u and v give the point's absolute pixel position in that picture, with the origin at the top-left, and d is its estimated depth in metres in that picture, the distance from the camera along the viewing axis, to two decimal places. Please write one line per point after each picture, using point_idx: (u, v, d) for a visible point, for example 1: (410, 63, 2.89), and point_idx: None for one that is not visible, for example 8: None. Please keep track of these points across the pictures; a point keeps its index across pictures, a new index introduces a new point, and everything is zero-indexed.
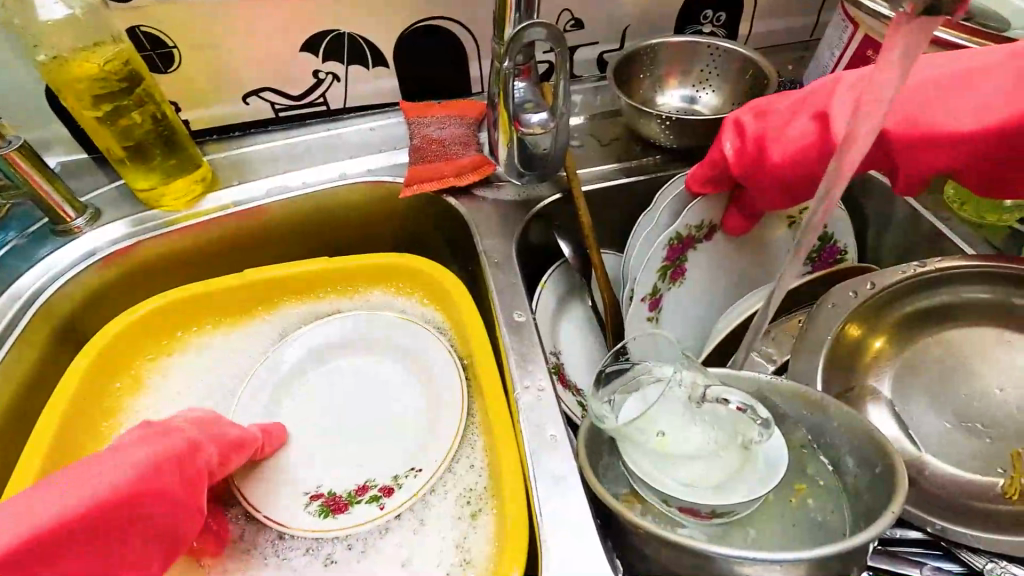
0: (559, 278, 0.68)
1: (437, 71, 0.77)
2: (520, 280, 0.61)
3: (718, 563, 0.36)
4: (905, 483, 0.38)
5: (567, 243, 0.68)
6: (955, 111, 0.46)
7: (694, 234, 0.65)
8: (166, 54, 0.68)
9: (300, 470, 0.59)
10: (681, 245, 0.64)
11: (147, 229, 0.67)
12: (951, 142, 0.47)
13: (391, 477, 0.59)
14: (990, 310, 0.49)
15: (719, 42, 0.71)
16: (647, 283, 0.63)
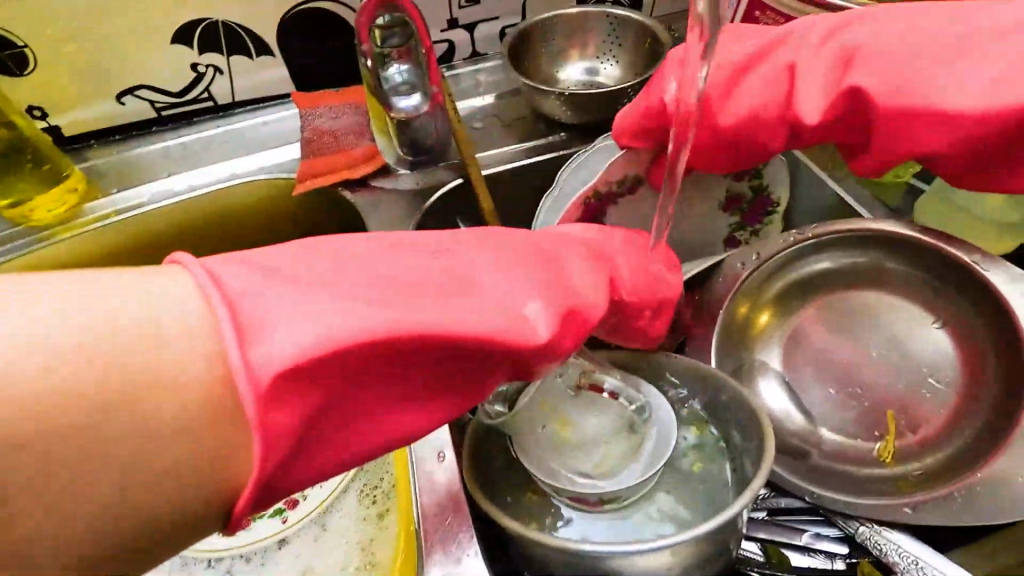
0: None
1: (330, 58, 0.72)
2: None
3: (584, 558, 0.35)
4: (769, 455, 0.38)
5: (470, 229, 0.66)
6: (950, 89, 0.43)
7: (615, 190, 0.60)
8: (18, 55, 0.63)
9: None
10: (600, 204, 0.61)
11: (21, 245, 0.64)
12: (945, 125, 0.43)
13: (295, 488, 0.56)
14: (870, 273, 0.50)
15: (616, 10, 0.69)
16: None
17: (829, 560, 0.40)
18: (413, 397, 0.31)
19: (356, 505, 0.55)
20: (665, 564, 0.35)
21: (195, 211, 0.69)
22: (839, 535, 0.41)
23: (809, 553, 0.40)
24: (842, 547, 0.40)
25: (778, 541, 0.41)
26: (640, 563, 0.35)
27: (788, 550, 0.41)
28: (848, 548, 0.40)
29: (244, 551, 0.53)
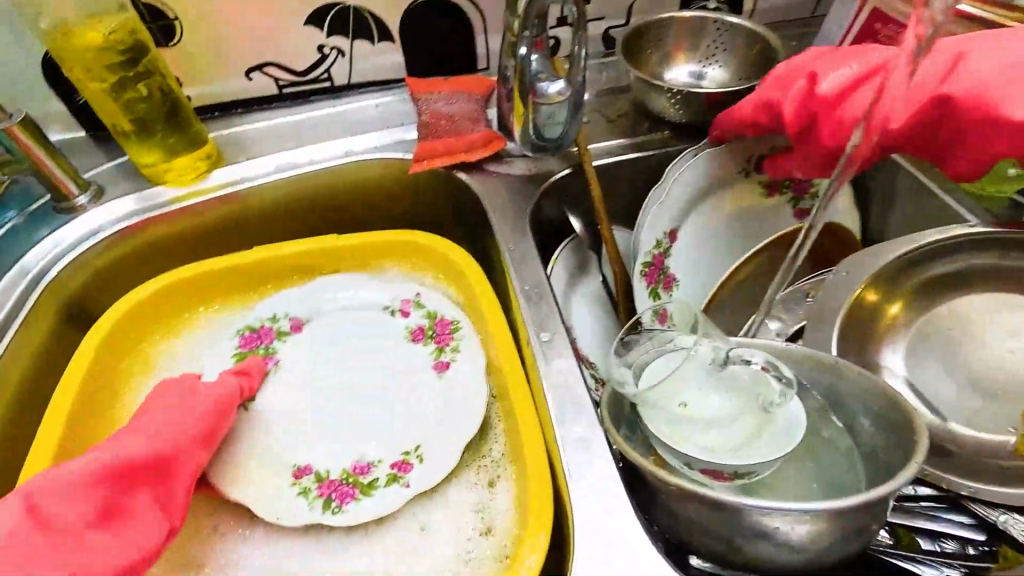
0: (570, 254, 0.68)
1: (445, 47, 0.76)
2: (534, 253, 0.61)
3: (747, 516, 0.36)
4: (926, 441, 0.39)
5: (577, 219, 0.69)
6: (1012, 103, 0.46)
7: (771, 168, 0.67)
8: (167, 28, 0.67)
9: (305, 443, 0.59)
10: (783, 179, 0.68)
11: (154, 206, 0.67)
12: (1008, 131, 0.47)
13: (401, 452, 0.58)
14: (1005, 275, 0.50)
15: (728, 17, 0.71)
16: (650, 242, 0.63)
17: (962, 546, 0.42)
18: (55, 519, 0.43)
19: (468, 471, 0.57)
20: (824, 531, 0.36)
21: (311, 185, 0.72)
22: (972, 523, 0.43)
23: (942, 539, 0.42)
24: (977, 534, 0.42)
25: (911, 527, 0.43)
26: (803, 527, 0.36)
27: (920, 536, 0.43)
28: (984, 536, 0.42)
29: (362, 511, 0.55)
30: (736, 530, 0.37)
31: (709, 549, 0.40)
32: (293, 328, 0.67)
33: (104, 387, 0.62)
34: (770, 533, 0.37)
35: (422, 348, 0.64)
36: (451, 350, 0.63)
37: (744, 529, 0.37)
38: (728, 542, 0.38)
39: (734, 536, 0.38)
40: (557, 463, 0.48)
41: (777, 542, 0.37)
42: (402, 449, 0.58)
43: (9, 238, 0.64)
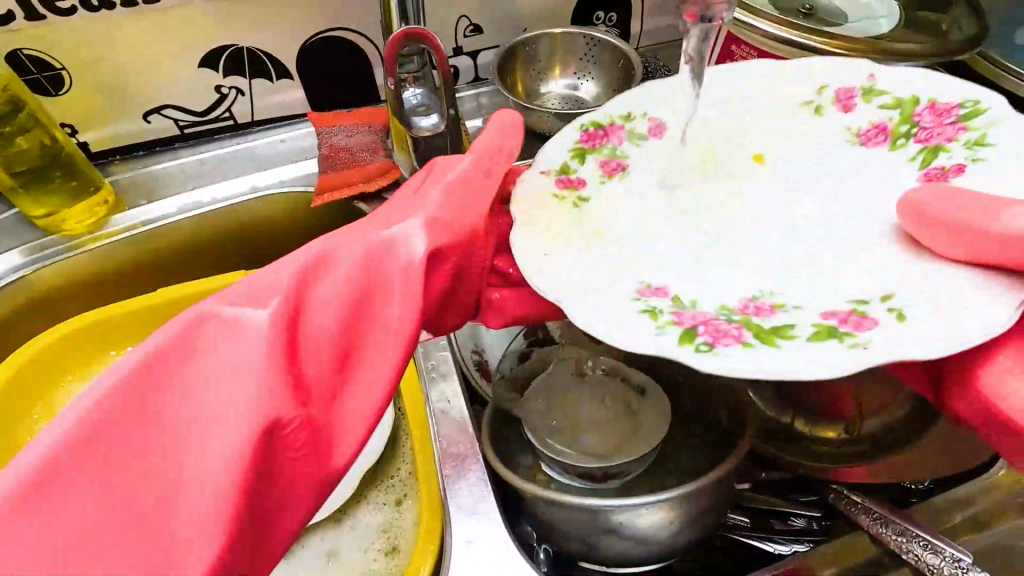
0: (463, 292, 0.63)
1: (345, 82, 0.78)
2: None
3: (592, 513, 0.40)
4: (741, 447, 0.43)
5: None
6: None
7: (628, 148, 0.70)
8: (55, 77, 0.67)
9: None
10: None
11: (49, 255, 0.67)
12: None
13: None
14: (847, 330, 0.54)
15: (594, 32, 0.77)
16: None
17: (808, 522, 0.46)
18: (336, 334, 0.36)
19: (377, 493, 0.59)
20: (662, 520, 0.40)
21: (216, 222, 0.73)
22: (813, 500, 0.47)
23: (788, 515, 0.47)
24: (814, 510, 0.46)
25: (764, 507, 0.47)
26: (641, 518, 0.40)
27: (771, 517, 0.47)
28: (823, 512, 0.47)
29: None
30: (587, 528, 0.41)
31: (573, 550, 0.43)
32: None
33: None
34: (617, 529, 0.41)
35: None
36: None
37: (594, 526, 0.41)
38: (583, 540, 0.42)
39: (589, 536, 0.42)
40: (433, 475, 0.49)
41: (624, 536, 0.41)
42: None
43: None
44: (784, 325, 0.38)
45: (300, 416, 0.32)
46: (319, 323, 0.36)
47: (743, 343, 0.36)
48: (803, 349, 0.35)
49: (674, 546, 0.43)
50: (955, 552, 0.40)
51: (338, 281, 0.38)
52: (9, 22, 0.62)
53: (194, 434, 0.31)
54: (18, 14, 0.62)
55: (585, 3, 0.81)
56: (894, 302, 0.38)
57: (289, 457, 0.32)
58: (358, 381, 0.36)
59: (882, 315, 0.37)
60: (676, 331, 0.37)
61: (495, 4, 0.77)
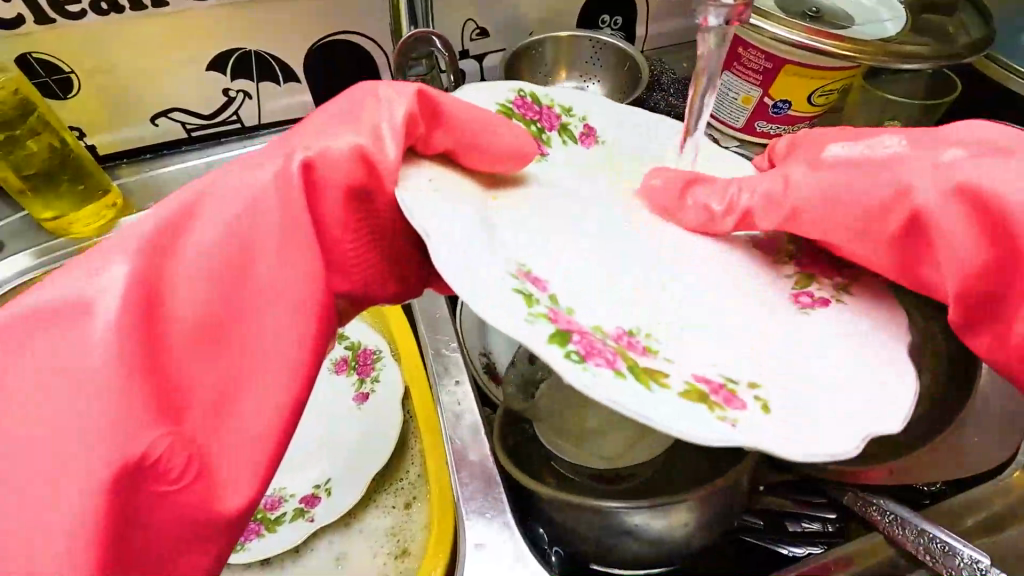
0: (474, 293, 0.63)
1: (352, 85, 0.79)
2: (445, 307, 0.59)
3: (609, 514, 0.40)
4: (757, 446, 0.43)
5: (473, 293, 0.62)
6: None
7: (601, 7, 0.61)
8: (63, 80, 0.67)
9: None
10: None
11: (57, 258, 0.67)
12: None
13: (312, 485, 0.59)
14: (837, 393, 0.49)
15: (601, 36, 0.78)
16: None
17: (822, 525, 0.47)
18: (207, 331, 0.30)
19: (386, 496, 0.59)
20: (677, 523, 0.40)
21: None
22: (828, 503, 0.48)
23: (803, 517, 0.47)
24: (828, 512, 0.47)
25: (776, 510, 0.48)
26: (657, 520, 0.40)
27: (787, 519, 0.48)
28: (837, 514, 0.47)
29: (275, 552, 0.55)
30: (603, 530, 0.41)
31: (588, 552, 0.43)
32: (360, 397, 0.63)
33: None
34: (632, 530, 0.41)
35: (344, 379, 0.64)
36: (371, 381, 0.64)
37: (609, 528, 0.41)
38: (598, 542, 0.42)
39: (604, 537, 0.41)
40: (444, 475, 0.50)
41: (638, 538, 0.41)
42: (313, 483, 0.59)
43: None
44: (659, 369, 0.31)
45: (169, 438, 0.28)
46: (182, 313, 0.30)
47: (616, 371, 0.29)
48: (672, 408, 0.28)
49: (689, 548, 0.42)
50: (974, 553, 0.40)
51: (202, 256, 0.31)
52: (19, 26, 0.62)
53: (32, 459, 0.26)
54: (28, 18, 0.61)
55: (591, 7, 0.81)
56: (762, 391, 0.32)
57: (167, 486, 0.28)
58: (242, 384, 0.30)
59: (748, 401, 0.31)
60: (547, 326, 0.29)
61: (502, 7, 0.77)
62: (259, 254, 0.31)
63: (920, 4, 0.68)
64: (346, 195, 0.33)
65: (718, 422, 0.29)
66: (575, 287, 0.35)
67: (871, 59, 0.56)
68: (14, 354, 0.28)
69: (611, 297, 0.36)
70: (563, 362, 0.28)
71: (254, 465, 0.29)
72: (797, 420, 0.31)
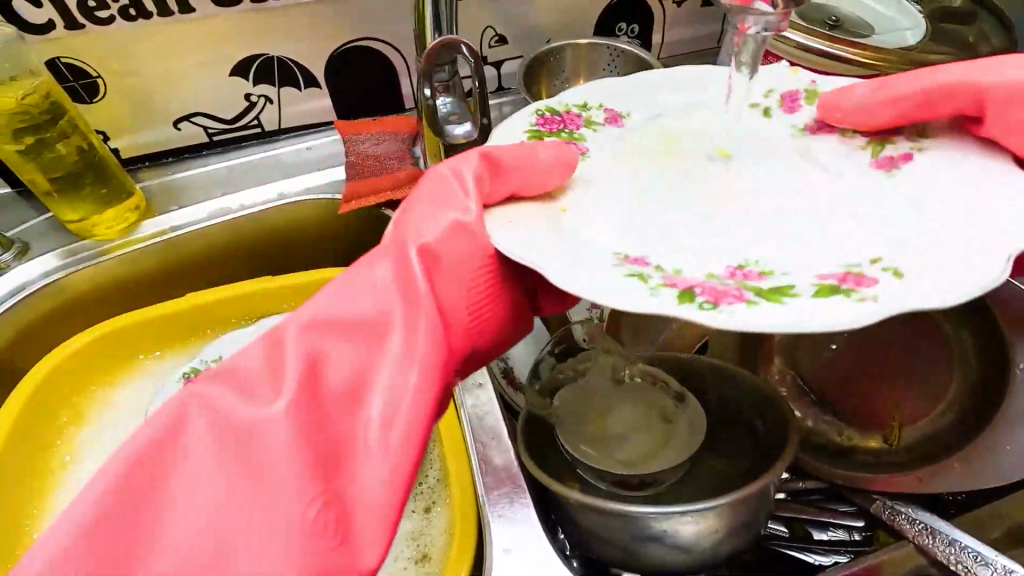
0: None
1: (371, 90, 0.79)
2: None
3: (638, 519, 0.40)
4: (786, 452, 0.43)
5: None
6: None
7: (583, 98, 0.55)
8: (90, 85, 0.68)
9: None
10: None
11: (81, 259, 0.67)
12: None
13: None
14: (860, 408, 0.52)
15: (619, 44, 0.78)
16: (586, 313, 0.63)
17: (848, 533, 0.47)
18: (351, 401, 0.32)
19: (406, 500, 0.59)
20: (706, 529, 0.40)
21: (244, 228, 0.75)
22: (853, 511, 0.48)
23: (830, 525, 0.47)
24: (855, 520, 0.47)
25: (799, 519, 0.48)
26: (686, 526, 0.40)
27: (811, 526, 0.47)
28: (863, 522, 0.47)
29: None
30: (631, 536, 0.41)
31: (615, 558, 0.43)
32: None
33: (31, 449, 0.61)
34: (661, 536, 0.40)
35: None
36: None
37: (638, 534, 0.40)
38: (624, 548, 0.42)
39: (632, 543, 0.41)
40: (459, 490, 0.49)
41: (667, 545, 0.41)
42: None
43: None
44: (783, 286, 0.33)
45: (320, 504, 0.29)
46: (333, 385, 0.32)
47: (747, 301, 0.31)
48: (817, 308, 0.30)
49: (716, 555, 0.42)
50: (1007, 564, 0.40)
51: (349, 339, 0.33)
52: (49, 32, 0.63)
53: (197, 532, 0.28)
54: (58, 23, 0.63)
55: (608, 14, 0.82)
56: (887, 264, 0.34)
57: (314, 552, 0.28)
58: (381, 453, 0.30)
59: (879, 275, 0.33)
60: (671, 291, 0.32)
61: (520, 14, 0.78)
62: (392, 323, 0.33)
63: (937, 13, 0.68)
64: (464, 271, 0.36)
65: (861, 301, 0.31)
66: (675, 244, 0.38)
67: (893, 67, 0.57)
68: (182, 425, 0.30)
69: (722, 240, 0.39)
70: (698, 314, 0.31)
71: (387, 525, 0.30)
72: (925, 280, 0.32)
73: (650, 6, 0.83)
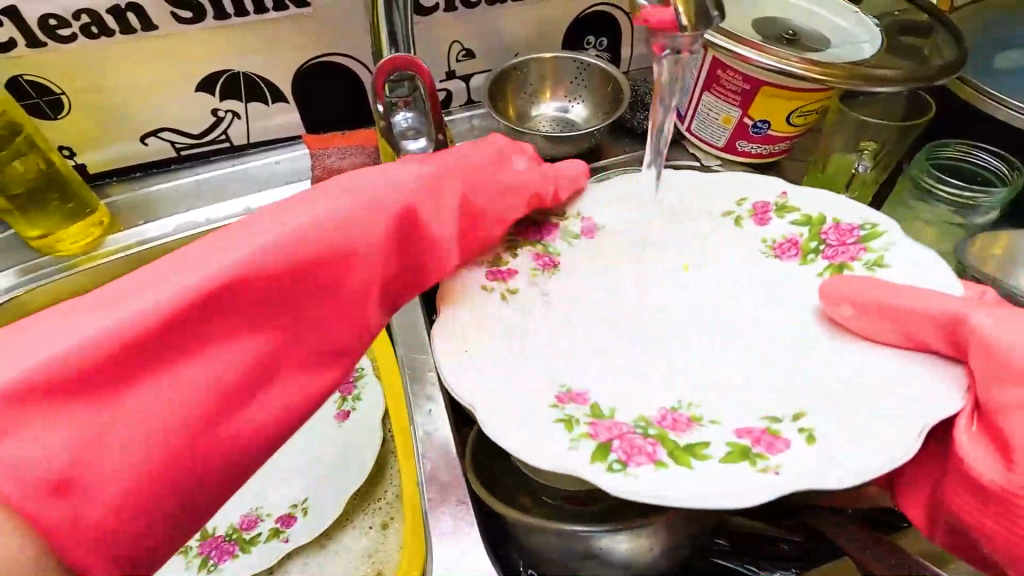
0: None
1: (339, 105, 0.80)
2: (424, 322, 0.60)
3: (575, 536, 0.40)
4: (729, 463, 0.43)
5: None
6: None
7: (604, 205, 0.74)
8: (54, 101, 0.68)
9: None
10: None
11: (42, 275, 0.68)
12: None
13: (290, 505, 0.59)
14: None
15: (585, 58, 0.79)
16: None
17: (788, 547, 0.51)
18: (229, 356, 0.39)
19: (362, 515, 0.58)
20: (643, 545, 0.40)
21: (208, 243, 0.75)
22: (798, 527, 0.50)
23: (773, 540, 0.51)
24: (797, 537, 0.50)
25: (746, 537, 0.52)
26: (624, 542, 0.40)
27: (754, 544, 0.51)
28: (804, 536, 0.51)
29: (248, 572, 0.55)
30: (568, 551, 0.41)
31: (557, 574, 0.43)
32: (342, 415, 0.64)
33: None
34: (599, 552, 0.40)
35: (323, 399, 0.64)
36: (352, 399, 0.64)
37: (575, 549, 0.41)
38: (564, 561, 0.42)
39: (572, 560, 0.41)
40: None
41: (606, 561, 0.41)
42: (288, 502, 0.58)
43: None
44: (696, 444, 0.46)
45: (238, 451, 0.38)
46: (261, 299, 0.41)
47: (654, 464, 0.43)
48: (717, 479, 0.42)
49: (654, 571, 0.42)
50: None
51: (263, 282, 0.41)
52: (11, 49, 0.63)
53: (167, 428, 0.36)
54: (20, 41, 0.63)
55: (576, 28, 0.83)
56: (805, 421, 0.47)
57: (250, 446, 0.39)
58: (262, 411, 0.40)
59: (796, 436, 0.45)
60: (588, 446, 0.44)
61: (488, 28, 0.78)
62: (223, 291, 0.39)
63: (896, 27, 0.69)
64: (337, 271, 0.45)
65: (760, 473, 0.42)
66: (612, 374, 0.52)
67: (845, 82, 0.57)
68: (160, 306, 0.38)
69: (682, 381, 0.52)
70: (608, 474, 0.42)
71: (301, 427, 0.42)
72: (835, 436, 0.45)
73: (617, 20, 0.84)
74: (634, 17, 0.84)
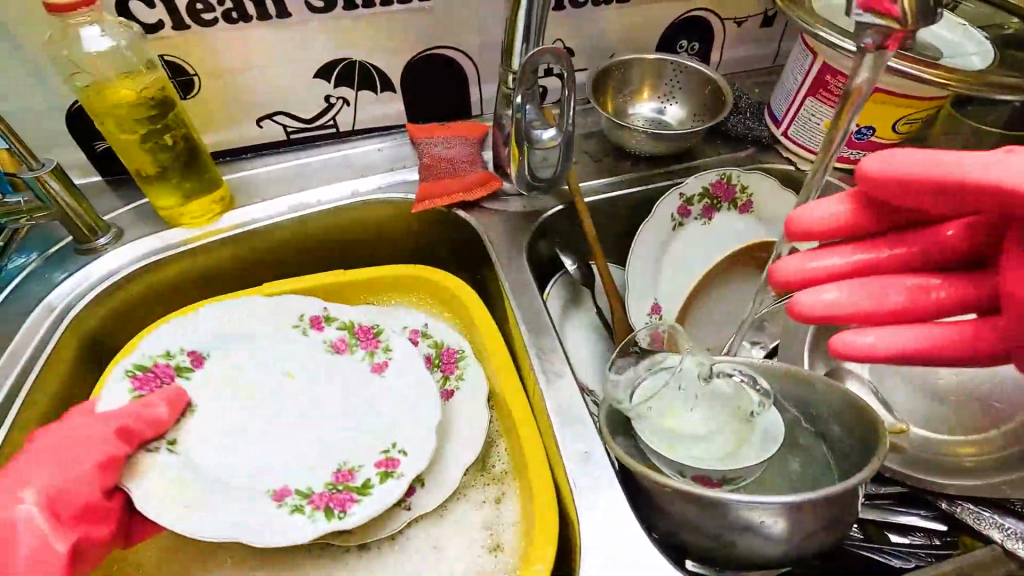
0: (561, 287, 0.77)
1: (442, 96, 0.83)
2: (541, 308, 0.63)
3: (735, 510, 0.41)
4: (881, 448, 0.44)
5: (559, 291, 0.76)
6: None
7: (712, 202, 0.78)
8: (187, 82, 0.72)
9: None
10: (726, 186, 0.78)
11: (169, 246, 0.71)
12: None
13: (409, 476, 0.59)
14: None
15: (684, 60, 0.81)
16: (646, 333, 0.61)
17: (929, 537, 0.53)
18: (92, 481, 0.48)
19: (477, 489, 0.60)
20: (800, 522, 0.41)
21: (318, 222, 0.78)
22: (932, 514, 0.54)
23: (908, 529, 0.53)
24: (936, 523, 0.53)
25: (879, 527, 0.54)
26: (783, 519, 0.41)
27: (889, 531, 0.53)
28: (946, 526, 0.53)
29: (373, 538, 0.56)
30: (723, 524, 0.42)
31: (702, 547, 0.45)
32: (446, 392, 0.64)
33: None
34: (756, 527, 0.42)
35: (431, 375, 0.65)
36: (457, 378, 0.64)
37: (730, 522, 0.42)
38: (715, 534, 0.43)
39: (724, 533, 0.43)
40: (550, 480, 0.51)
41: (761, 536, 0.42)
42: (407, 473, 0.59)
43: (31, 280, 0.67)
44: (363, 479, 0.54)
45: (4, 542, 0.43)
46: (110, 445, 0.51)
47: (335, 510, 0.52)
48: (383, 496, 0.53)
49: (803, 550, 0.44)
50: None
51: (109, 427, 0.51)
52: (158, 30, 0.66)
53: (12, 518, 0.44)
54: (167, 23, 0.66)
55: (672, 31, 0.84)
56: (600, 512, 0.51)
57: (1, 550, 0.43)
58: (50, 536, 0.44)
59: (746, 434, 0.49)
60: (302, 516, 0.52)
61: (591, 28, 0.80)
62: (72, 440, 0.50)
63: (1004, 40, 0.70)
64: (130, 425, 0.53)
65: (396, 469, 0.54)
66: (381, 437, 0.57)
67: (966, 87, 0.58)
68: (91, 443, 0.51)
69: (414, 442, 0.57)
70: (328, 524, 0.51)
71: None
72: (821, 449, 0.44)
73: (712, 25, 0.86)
74: (729, 22, 0.86)
